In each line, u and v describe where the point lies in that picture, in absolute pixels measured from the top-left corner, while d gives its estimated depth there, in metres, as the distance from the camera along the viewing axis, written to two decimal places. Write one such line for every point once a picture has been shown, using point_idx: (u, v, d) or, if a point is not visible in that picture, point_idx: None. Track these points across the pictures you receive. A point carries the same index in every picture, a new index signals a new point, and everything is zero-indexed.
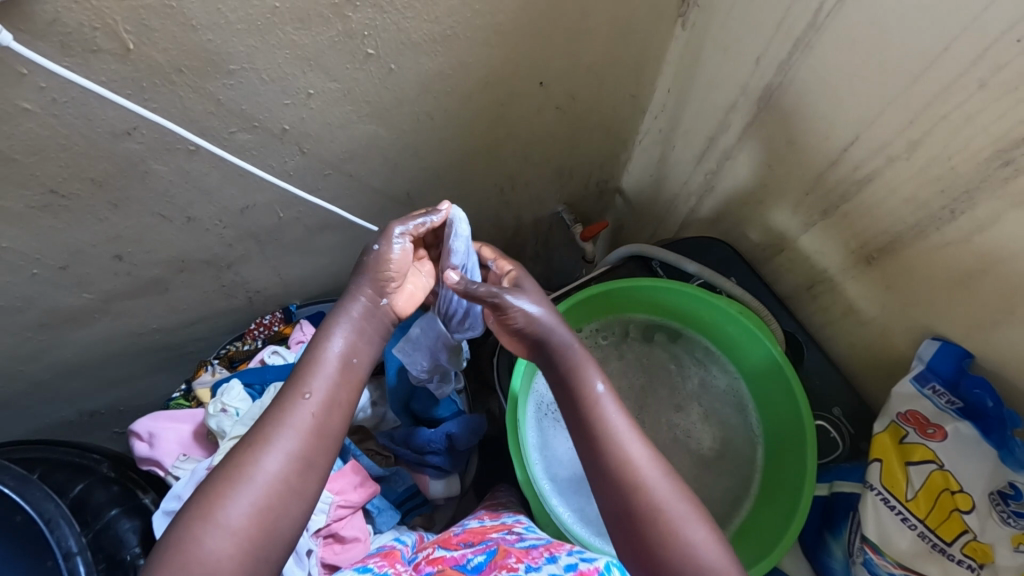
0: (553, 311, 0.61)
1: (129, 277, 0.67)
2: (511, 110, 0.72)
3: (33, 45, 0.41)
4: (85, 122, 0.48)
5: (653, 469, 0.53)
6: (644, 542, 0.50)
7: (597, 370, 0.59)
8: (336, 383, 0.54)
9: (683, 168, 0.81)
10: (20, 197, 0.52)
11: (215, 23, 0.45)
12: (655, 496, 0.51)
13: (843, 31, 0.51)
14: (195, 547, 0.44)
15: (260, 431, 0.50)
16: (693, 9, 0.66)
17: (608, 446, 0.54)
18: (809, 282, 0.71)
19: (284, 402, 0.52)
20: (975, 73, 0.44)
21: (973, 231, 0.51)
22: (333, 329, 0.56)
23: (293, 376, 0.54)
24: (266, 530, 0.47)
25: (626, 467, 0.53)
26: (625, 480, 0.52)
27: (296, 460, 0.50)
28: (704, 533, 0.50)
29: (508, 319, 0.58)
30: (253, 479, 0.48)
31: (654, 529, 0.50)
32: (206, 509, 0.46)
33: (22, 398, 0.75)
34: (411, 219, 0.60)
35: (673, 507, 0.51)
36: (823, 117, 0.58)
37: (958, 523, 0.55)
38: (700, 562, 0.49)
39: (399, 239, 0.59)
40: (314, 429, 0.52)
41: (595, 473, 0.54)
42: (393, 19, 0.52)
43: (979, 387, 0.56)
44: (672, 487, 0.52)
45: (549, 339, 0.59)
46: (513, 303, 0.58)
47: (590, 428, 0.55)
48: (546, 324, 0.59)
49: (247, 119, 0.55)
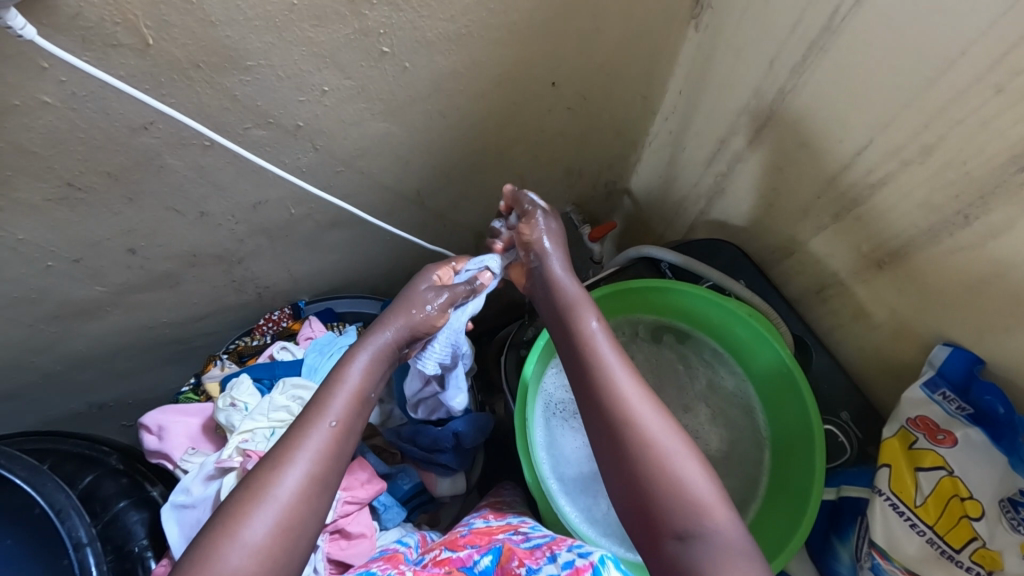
0: (564, 249, 0.70)
1: (141, 271, 0.68)
2: (523, 110, 0.72)
3: (54, 38, 0.41)
4: (103, 116, 0.49)
5: (642, 403, 0.55)
6: (634, 477, 0.52)
7: (594, 312, 0.63)
8: (354, 407, 0.55)
9: (693, 170, 0.81)
10: (36, 189, 0.52)
11: (233, 19, 0.46)
12: (644, 430, 0.53)
13: (859, 35, 0.51)
14: (218, 564, 0.44)
15: (280, 452, 0.51)
16: (707, 10, 0.66)
17: (601, 385, 0.57)
18: (819, 285, 0.71)
19: (307, 424, 0.53)
20: (993, 78, 0.44)
21: (987, 236, 0.50)
22: (356, 355, 0.59)
23: (314, 401, 0.55)
24: (287, 547, 0.47)
25: (617, 405, 0.55)
26: (617, 417, 0.55)
27: (316, 480, 0.50)
28: (696, 472, 0.51)
29: (526, 230, 0.69)
30: (274, 496, 0.48)
31: (643, 463, 0.52)
32: (226, 523, 0.47)
33: (34, 390, 0.76)
34: (458, 288, 0.67)
35: (661, 437, 0.53)
36: (837, 121, 0.58)
37: (967, 529, 0.55)
38: (689, 493, 0.50)
39: (443, 305, 0.65)
40: (333, 451, 0.52)
41: (590, 409, 0.57)
42: (408, 18, 0.52)
43: (990, 393, 0.56)
44: (661, 422, 0.54)
45: (549, 264, 0.67)
46: (538, 220, 0.69)
47: (586, 369, 0.59)
48: (551, 248, 0.68)
49: (262, 116, 0.56)
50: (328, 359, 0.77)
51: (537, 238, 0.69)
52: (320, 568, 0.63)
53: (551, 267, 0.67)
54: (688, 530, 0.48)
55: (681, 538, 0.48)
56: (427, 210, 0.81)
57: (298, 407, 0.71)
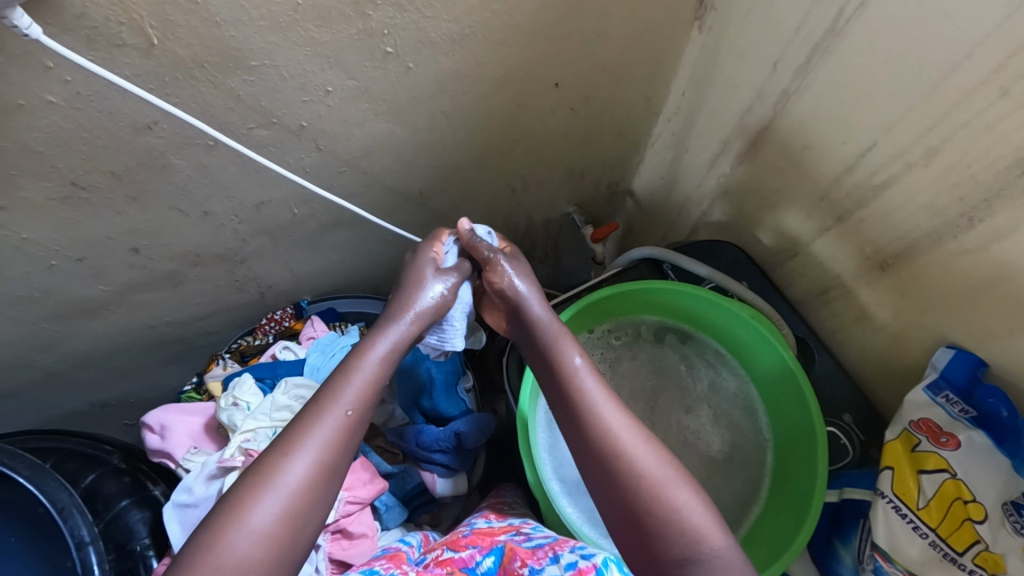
0: (535, 284, 0.66)
1: (144, 270, 0.68)
2: (526, 110, 0.72)
3: (59, 38, 0.41)
4: (107, 116, 0.49)
5: (632, 436, 0.55)
6: (630, 510, 0.52)
7: (575, 346, 0.62)
8: (368, 395, 0.55)
9: (696, 172, 0.81)
10: (40, 188, 0.52)
11: (238, 19, 0.46)
12: (636, 461, 0.53)
13: (863, 37, 0.51)
14: (223, 549, 0.45)
15: (290, 437, 0.51)
16: (711, 11, 0.66)
17: (590, 420, 0.56)
18: (821, 288, 0.71)
19: (319, 409, 0.53)
20: (998, 81, 0.44)
21: (991, 239, 0.50)
22: (379, 335, 0.58)
23: (329, 383, 0.55)
24: (291, 536, 0.48)
25: (607, 439, 0.55)
26: (608, 451, 0.54)
27: (323, 470, 0.50)
28: (690, 498, 0.52)
29: (495, 279, 0.65)
30: (284, 482, 0.48)
31: (638, 495, 0.52)
32: (233, 508, 0.47)
33: (37, 388, 0.76)
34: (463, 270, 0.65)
35: (654, 469, 0.53)
36: (841, 123, 0.57)
37: (969, 532, 0.55)
38: (687, 522, 0.50)
39: (453, 287, 0.63)
40: (341, 441, 0.52)
41: (581, 447, 0.56)
42: (412, 19, 0.52)
43: (993, 396, 0.56)
44: (652, 454, 0.54)
45: (525, 308, 0.64)
46: (504, 266, 0.65)
47: (573, 406, 0.58)
48: (526, 290, 0.65)
49: (266, 116, 0.56)
50: (330, 359, 0.77)
51: (502, 283, 0.65)
52: (321, 567, 0.64)
53: (524, 309, 0.64)
54: (687, 559, 0.49)
55: (681, 567, 0.49)
56: (429, 210, 0.81)
57: (299, 407, 0.71)
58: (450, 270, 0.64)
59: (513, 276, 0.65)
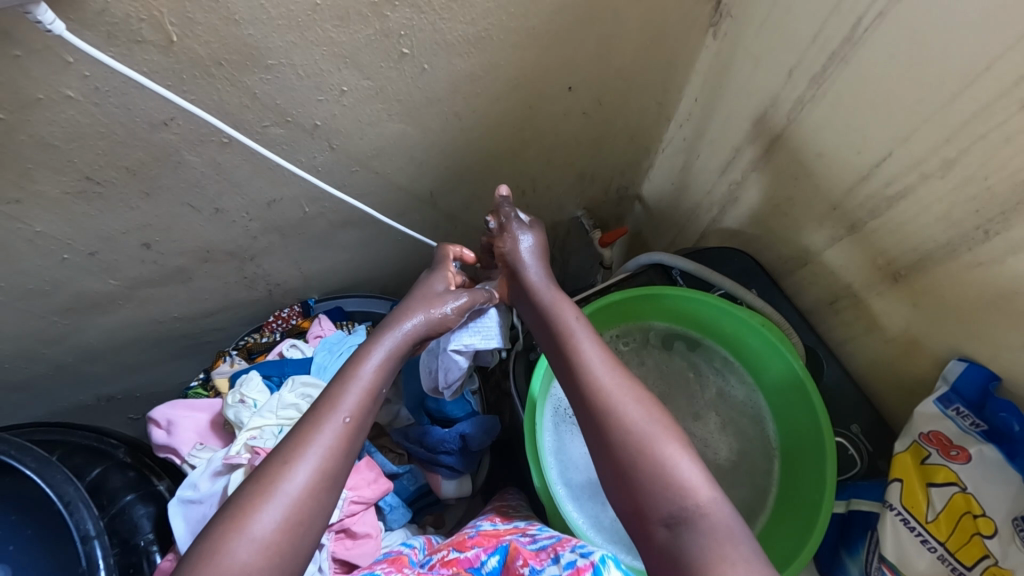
0: (542, 257, 0.70)
1: (155, 266, 0.68)
2: (538, 114, 0.72)
3: (81, 34, 0.41)
4: (125, 112, 0.49)
5: (623, 394, 0.55)
6: (619, 469, 0.52)
7: (574, 311, 0.64)
8: (367, 403, 0.55)
9: (706, 177, 0.80)
10: (56, 182, 0.52)
11: (257, 18, 0.46)
12: (627, 418, 0.53)
13: (881, 48, 0.51)
14: (223, 557, 0.44)
15: (290, 446, 0.51)
16: (725, 18, 0.66)
17: (584, 380, 0.57)
18: (832, 297, 0.71)
19: (318, 418, 0.52)
20: (1017, 94, 0.44)
21: (1006, 253, 0.50)
22: (374, 348, 0.59)
23: (327, 394, 0.55)
24: (293, 544, 0.47)
25: (598, 397, 0.55)
26: (599, 408, 0.55)
27: (325, 477, 0.50)
28: (679, 453, 0.51)
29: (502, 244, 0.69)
30: (284, 491, 0.48)
31: (628, 453, 0.51)
32: (235, 517, 0.46)
33: (45, 381, 0.76)
34: (474, 292, 0.68)
35: (642, 425, 0.53)
36: (857, 132, 0.57)
37: (979, 546, 0.54)
38: (671, 476, 0.49)
39: (460, 308, 0.66)
40: (340, 448, 0.52)
41: (576, 406, 0.57)
42: (429, 20, 0.52)
43: (1006, 409, 0.55)
44: (641, 410, 0.54)
45: (527, 273, 0.68)
46: (512, 233, 0.70)
47: (569, 367, 0.59)
48: (529, 260, 0.68)
49: (280, 114, 0.56)
50: (336, 359, 0.78)
51: (513, 248, 0.69)
52: (325, 567, 0.63)
53: (527, 274, 0.67)
54: (673, 514, 0.48)
55: (668, 524, 0.48)
56: (439, 211, 0.81)
57: (306, 405, 0.71)
58: (462, 290, 0.67)
59: (519, 243, 0.69)
